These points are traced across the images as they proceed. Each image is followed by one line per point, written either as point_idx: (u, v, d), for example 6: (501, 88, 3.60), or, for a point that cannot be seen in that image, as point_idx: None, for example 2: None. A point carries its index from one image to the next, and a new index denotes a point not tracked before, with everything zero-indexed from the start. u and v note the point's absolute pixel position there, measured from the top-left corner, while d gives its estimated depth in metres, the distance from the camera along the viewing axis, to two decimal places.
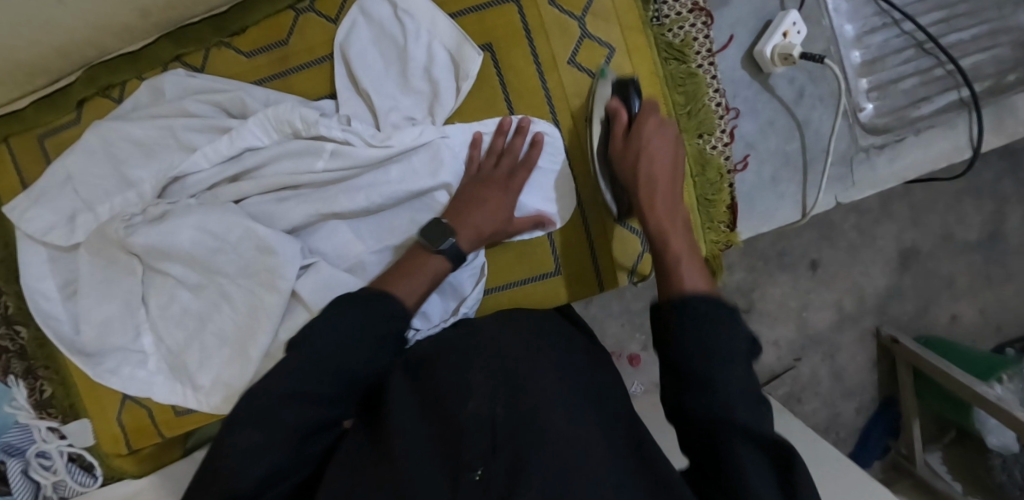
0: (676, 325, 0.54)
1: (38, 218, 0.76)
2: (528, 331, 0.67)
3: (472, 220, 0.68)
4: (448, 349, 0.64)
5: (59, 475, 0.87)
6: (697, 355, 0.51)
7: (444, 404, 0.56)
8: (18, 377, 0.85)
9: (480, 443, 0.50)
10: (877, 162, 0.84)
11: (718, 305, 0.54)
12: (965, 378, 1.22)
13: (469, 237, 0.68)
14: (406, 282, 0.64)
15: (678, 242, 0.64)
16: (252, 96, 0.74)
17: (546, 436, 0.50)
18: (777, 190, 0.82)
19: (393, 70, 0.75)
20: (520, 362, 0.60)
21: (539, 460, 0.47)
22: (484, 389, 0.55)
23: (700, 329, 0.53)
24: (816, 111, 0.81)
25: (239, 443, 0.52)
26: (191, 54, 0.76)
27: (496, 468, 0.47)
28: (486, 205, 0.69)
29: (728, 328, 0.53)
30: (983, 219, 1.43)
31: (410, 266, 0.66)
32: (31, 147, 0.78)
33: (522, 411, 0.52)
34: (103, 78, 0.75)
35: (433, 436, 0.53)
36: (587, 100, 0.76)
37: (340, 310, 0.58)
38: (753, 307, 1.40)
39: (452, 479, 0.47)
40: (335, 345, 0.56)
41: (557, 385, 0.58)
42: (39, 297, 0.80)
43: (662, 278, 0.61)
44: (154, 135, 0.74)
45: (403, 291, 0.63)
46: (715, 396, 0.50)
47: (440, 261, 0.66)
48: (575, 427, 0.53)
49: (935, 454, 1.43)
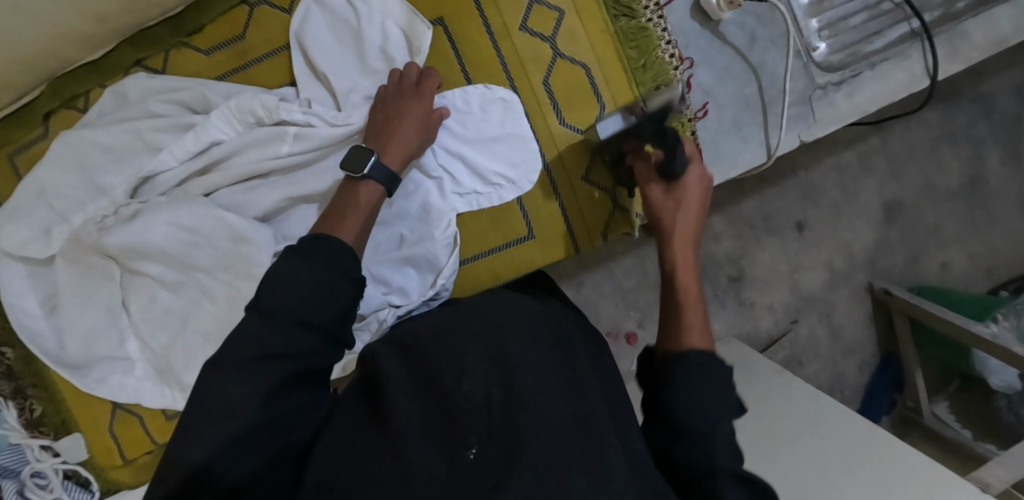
0: (679, 378, 0.52)
1: (14, 234, 0.76)
2: (525, 309, 0.66)
3: (397, 139, 0.67)
4: (441, 327, 0.64)
5: (55, 494, 0.85)
6: (691, 420, 0.49)
7: (441, 380, 0.55)
8: (7, 398, 0.85)
9: (477, 420, 0.50)
10: (836, 98, 0.84)
11: (714, 370, 0.52)
12: (960, 320, 1.21)
13: (396, 154, 0.66)
14: (347, 218, 0.61)
15: (694, 317, 0.56)
16: (212, 90, 0.75)
17: (539, 411, 0.50)
18: (740, 134, 0.83)
19: (349, 51, 0.75)
20: (516, 337, 0.58)
21: (533, 431, 0.48)
22: (480, 371, 0.55)
23: (701, 393, 0.50)
24: (769, 54, 0.82)
25: (218, 395, 0.51)
26: (152, 57, 0.77)
27: (494, 446, 0.48)
28: (409, 119, 0.68)
29: (728, 395, 0.51)
30: (964, 164, 1.43)
31: (345, 201, 0.63)
32: (3, 167, 0.79)
33: (517, 388, 0.52)
34: (67, 90, 0.77)
35: (429, 411, 0.53)
36: (544, 64, 0.77)
37: (299, 261, 0.55)
38: (744, 274, 1.41)
39: (450, 458, 0.48)
40: (305, 300, 0.54)
41: (550, 358, 0.57)
42: (21, 314, 0.80)
43: (662, 330, 0.58)
44: (119, 137, 0.74)
45: (345, 227, 0.60)
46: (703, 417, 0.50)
47: (371, 186, 0.64)
48: (569, 400, 0.53)
49: (942, 405, 1.42)
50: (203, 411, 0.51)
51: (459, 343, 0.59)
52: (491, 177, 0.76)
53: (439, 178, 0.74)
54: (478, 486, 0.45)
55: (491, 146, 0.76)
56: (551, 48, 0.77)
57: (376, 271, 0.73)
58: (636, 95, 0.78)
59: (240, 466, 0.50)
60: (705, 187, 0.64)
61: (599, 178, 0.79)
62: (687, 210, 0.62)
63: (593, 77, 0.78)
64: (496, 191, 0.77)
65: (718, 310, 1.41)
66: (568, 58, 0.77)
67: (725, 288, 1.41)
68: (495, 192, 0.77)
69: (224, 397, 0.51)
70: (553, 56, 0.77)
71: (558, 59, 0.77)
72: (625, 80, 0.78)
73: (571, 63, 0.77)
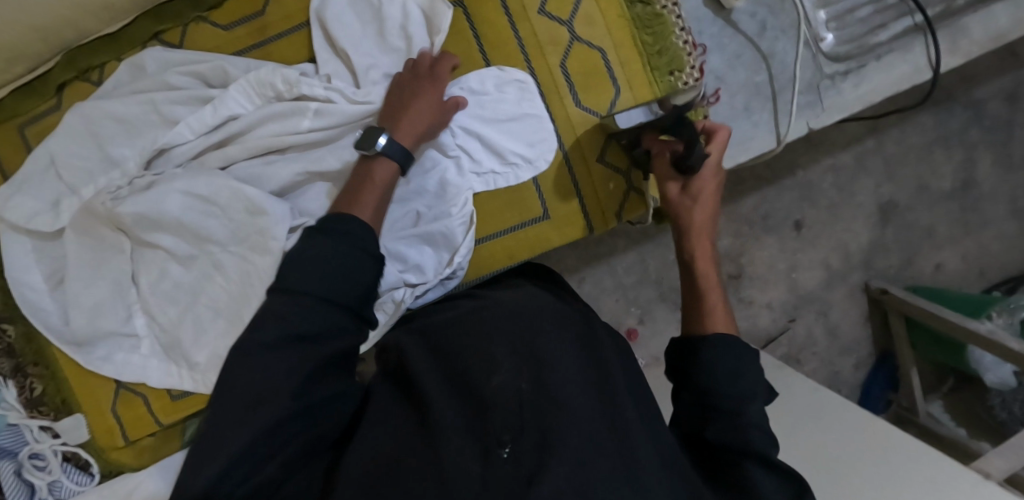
0: (705, 359, 0.58)
1: (22, 206, 0.75)
2: (551, 307, 0.65)
3: (409, 118, 0.67)
4: (466, 324, 0.63)
5: (53, 476, 0.83)
6: (725, 395, 0.55)
7: (470, 377, 0.55)
8: (7, 376, 0.83)
9: (508, 416, 0.49)
10: (843, 88, 0.86)
11: (734, 349, 0.58)
12: (953, 317, 1.23)
13: (408, 133, 0.66)
14: (364, 197, 0.62)
15: (717, 299, 0.62)
16: (232, 64, 0.75)
17: (570, 410, 0.49)
18: (750, 119, 0.84)
19: (370, 30, 0.76)
20: (543, 335, 0.58)
21: (563, 430, 0.47)
22: (509, 364, 0.54)
23: (730, 360, 0.57)
24: (779, 43, 0.84)
25: (245, 379, 0.50)
26: (170, 30, 0.77)
27: (526, 443, 0.46)
28: (421, 98, 0.68)
29: (755, 369, 0.57)
30: (956, 167, 1.46)
31: (361, 179, 0.64)
32: (11, 138, 0.78)
33: (547, 385, 0.51)
34: (83, 62, 0.76)
35: (460, 410, 0.52)
36: (561, 46, 0.78)
37: (319, 241, 0.55)
38: (744, 272, 1.43)
39: (484, 453, 0.47)
40: (325, 278, 0.53)
41: (575, 357, 0.57)
42: (26, 289, 0.79)
43: (690, 311, 0.63)
44: (135, 107, 0.73)
45: (362, 205, 0.61)
46: (733, 394, 0.56)
47: (386, 163, 0.64)
48: (599, 403, 0.52)
49: (936, 404, 1.44)
50: (228, 399, 0.50)
51: (487, 339, 0.58)
52: (508, 157, 0.76)
53: (456, 156, 0.74)
54: (511, 481, 0.43)
55: (509, 128, 0.76)
56: (569, 32, 0.78)
57: (394, 248, 0.73)
58: (651, 79, 0.80)
59: (273, 461, 0.50)
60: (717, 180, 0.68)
61: (613, 159, 0.80)
62: (702, 201, 0.67)
63: (609, 60, 0.79)
64: (513, 171, 0.77)
65: None
66: (585, 42, 0.78)
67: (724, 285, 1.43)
68: (512, 172, 0.77)
69: (251, 384, 0.50)
70: (571, 39, 0.78)
71: (575, 43, 0.78)
72: (640, 65, 0.79)
73: (587, 46, 0.78)
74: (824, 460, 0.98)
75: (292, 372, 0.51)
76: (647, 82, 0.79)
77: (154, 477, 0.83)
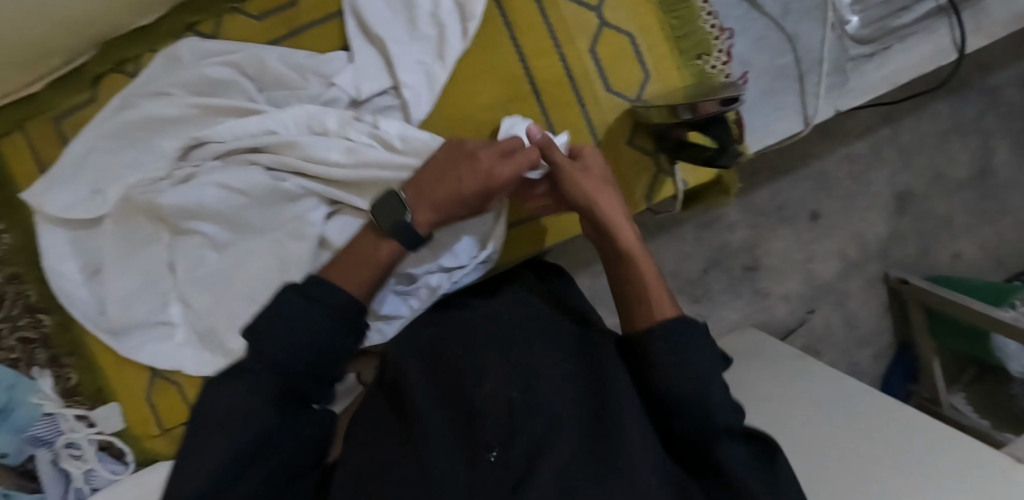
0: (658, 352, 0.60)
1: (61, 195, 0.77)
2: (536, 312, 0.72)
3: (436, 200, 0.65)
4: (453, 333, 0.69)
5: (90, 464, 0.83)
6: (690, 388, 0.57)
7: (462, 385, 0.62)
8: (43, 366, 0.84)
9: (496, 428, 0.56)
10: (868, 70, 0.87)
11: (687, 325, 0.61)
12: (978, 305, 1.22)
13: (427, 218, 0.66)
14: (358, 267, 0.64)
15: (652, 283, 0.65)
16: (267, 54, 0.75)
17: (551, 419, 0.57)
18: (775, 102, 0.85)
19: (401, 17, 0.76)
20: (529, 349, 0.64)
21: (546, 445, 0.54)
22: (498, 373, 0.61)
23: (684, 347, 0.59)
24: (803, 25, 0.84)
25: (214, 424, 0.53)
26: (203, 22, 0.79)
27: (513, 452, 0.54)
28: (462, 183, 0.65)
29: (705, 348, 0.60)
30: (972, 156, 1.46)
31: (363, 253, 0.65)
32: (49, 132, 0.80)
33: (531, 397, 0.58)
34: (117, 54, 0.77)
35: (452, 418, 0.60)
36: (590, 32, 0.79)
37: (289, 297, 0.59)
38: (760, 264, 1.44)
39: (473, 460, 0.55)
40: (282, 336, 0.57)
41: (557, 364, 0.63)
42: (62, 279, 0.79)
43: (624, 309, 0.66)
44: (175, 104, 0.75)
45: (353, 281, 0.63)
46: (694, 376, 0.58)
47: (392, 245, 0.66)
48: (575, 408, 0.60)
49: (958, 395, 1.44)
50: (195, 446, 0.53)
51: (477, 349, 0.65)
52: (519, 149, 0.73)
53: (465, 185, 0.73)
54: (498, 486, 0.52)
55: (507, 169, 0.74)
56: (597, 17, 0.79)
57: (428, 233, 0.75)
58: (677, 63, 0.81)
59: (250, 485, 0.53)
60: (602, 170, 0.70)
61: (643, 142, 0.81)
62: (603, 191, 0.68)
63: (637, 44, 0.80)
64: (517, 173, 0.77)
65: (734, 299, 1.44)
66: (613, 27, 0.79)
67: (741, 278, 1.44)
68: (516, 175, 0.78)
69: (222, 421, 0.53)
70: (599, 25, 0.79)
71: (603, 28, 0.79)
72: (667, 48, 0.80)
73: (616, 31, 0.79)
74: (849, 446, 0.97)
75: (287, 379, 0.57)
76: (673, 66, 0.81)
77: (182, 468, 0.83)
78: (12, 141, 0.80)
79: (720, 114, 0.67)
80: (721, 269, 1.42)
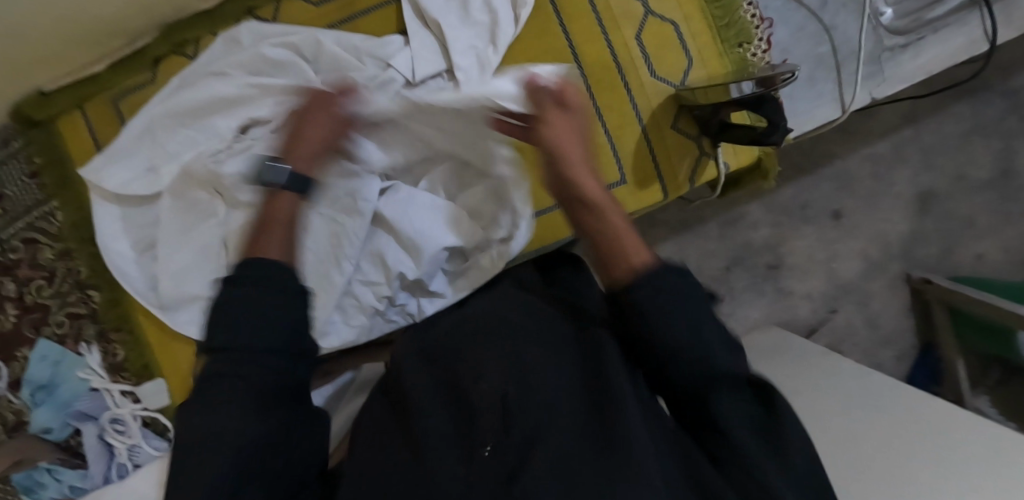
0: (649, 309, 0.52)
1: (116, 176, 0.79)
2: (537, 311, 0.70)
3: (305, 148, 0.67)
4: (461, 336, 0.69)
5: (134, 440, 0.85)
6: (686, 352, 0.51)
7: (463, 385, 0.61)
8: (92, 342, 0.87)
9: (492, 422, 0.54)
10: (902, 59, 0.90)
11: (674, 271, 0.54)
12: (1001, 303, 1.23)
13: (302, 157, 0.66)
14: (271, 233, 0.61)
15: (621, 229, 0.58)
16: (326, 36, 0.78)
17: (550, 412, 0.54)
18: (815, 89, 0.88)
19: (454, 4, 0.79)
20: (528, 350, 0.63)
21: (543, 437, 0.51)
22: (497, 372, 0.60)
23: (668, 304, 0.52)
24: (840, 16, 0.86)
25: (199, 426, 0.50)
26: (263, 7, 0.81)
27: (508, 442, 0.52)
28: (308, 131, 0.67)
29: (703, 305, 0.53)
30: (995, 157, 1.47)
31: (269, 216, 0.63)
32: (106, 111, 0.82)
33: (528, 391, 0.57)
34: (178, 35, 0.80)
35: (453, 418, 0.58)
36: (636, 19, 0.81)
37: (240, 291, 0.54)
38: (783, 263, 1.47)
39: (468, 456, 0.53)
40: (249, 326, 0.52)
41: (557, 360, 0.62)
42: (115, 255, 0.81)
43: (603, 260, 0.58)
44: (230, 83, 0.77)
45: (270, 244, 0.59)
46: (695, 334, 0.51)
47: (289, 197, 0.64)
48: (582, 400, 0.57)
49: (981, 397, 1.44)
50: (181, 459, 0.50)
51: (476, 351, 0.65)
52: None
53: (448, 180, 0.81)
54: (494, 477, 0.49)
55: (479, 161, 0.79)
56: (643, 6, 0.82)
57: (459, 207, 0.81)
58: (721, 51, 0.83)
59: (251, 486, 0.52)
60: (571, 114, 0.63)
61: (686, 125, 0.83)
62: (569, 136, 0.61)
63: (681, 32, 0.82)
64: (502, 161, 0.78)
65: (757, 297, 1.47)
66: (659, 15, 0.82)
67: (764, 276, 1.47)
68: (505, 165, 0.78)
69: (207, 429, 0.50)
70: (644, 13, 0.81)
71: (649, 16, 0.82)
72: (711, 36, 0.83)
73: (660, 19, 0.82)
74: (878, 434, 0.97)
75: (258, 396, 0.52)
76: (717, 53, 0.83)
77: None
78: (70, 120, 0.82)
79: (770, 92, 0.69)
80: (745, 267, 1.45)
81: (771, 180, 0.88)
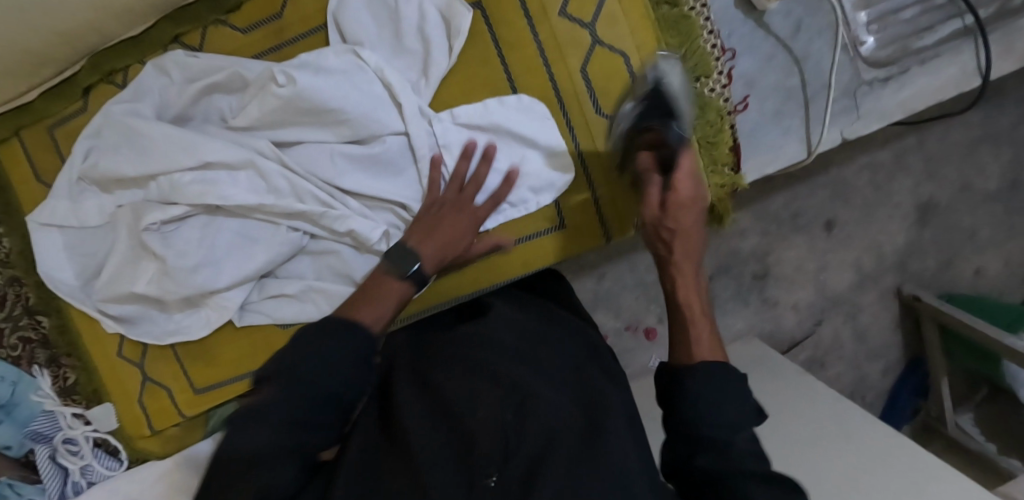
0: (693, 390, 0.56)
1: (54, 210, 0.80)
2: (528, 334, 0.72)
3: (438, 238, 0.70)
4: (462, 351, 0.69)
5: (85, 461, 0.87)
6: (712, 429, 0.54)
7: (456, 409, 0.60)
8: (43, 365, 0.88)
9: (493, 450, 0.53)
10: (882, 94, 0.91)
11: (724, 373, 0.58)
12: (991, 331, 1.18)
13: (437, 245, 0.70)
14: (368, 302, 0.62)
15: (700, 329, 0.62)
16: (249, 69, 0.76)
17: (552, 437, 0.54)
18: (780, 126, 0.91)
19: (386, 33, 0.80)
20: (525, 373, 0.63)
21: (552, 465, 0.51)
22: (493, 397, 0.59)
23: (716, 390, 0.56)
24: (814, 44, 0.88)
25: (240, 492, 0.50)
26: (189, 33, 0.80)
27: (511, 472, 0.52)
28: (456, 216, 0.73)
29: (738, 391, 0.57)
30: (1003, 168, 1.40)
31: (372, 291, 0.64)
32: (44, 141, 0.82)
33: (527, 413, 0.56)
34: (106, 65, 0.79)
35: (450, 441, 0.57)
36: (583, 48, 0.82)
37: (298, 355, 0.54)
38: (769, 272, 1.38)
39: (470, 482, 0.52)
40: (292, 394, 0.53)
41: (550, 384, 0.61)
42: (56, 282, 0.82)
43: (676, 340, 0.63)
44: (177, 90, 0.78)
45: (369, 314, 0.61)
46: (725, 421, 0.55)
47: (400, 286, 0.65)
48: (578, 420, 0.57)
49: (966, 415, 1.40)
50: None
51: (472, 375, 0.63)
52: (521, 200, 0.83)
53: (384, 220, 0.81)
54: None
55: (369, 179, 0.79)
56: (590, 34, 0.82)
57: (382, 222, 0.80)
58: None
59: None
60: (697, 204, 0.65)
61: None
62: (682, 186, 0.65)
63: (633, 63, 0.83)
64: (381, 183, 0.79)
65: (741, 306, 1.38)
66: (608, 44, 0.82)
67: (749, 285, 1.38)
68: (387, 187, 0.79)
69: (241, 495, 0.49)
70: (592, 42, 0.82)
71: (596, 45, 0.82)
72: None
73: (610, 49, 0.82)
74: (850, 470, 0.91)
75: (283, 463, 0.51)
76: None
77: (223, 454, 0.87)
78: (9, 147, 0.82)
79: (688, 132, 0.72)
80: (730, 276, 1.36)
81: (726, 224, 0.88)
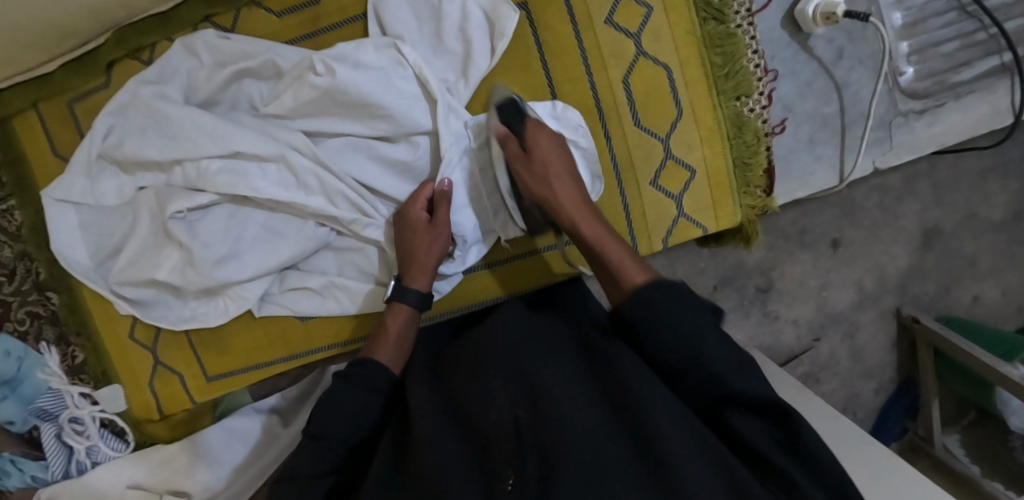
0: (646, 322, 0.59)
1: (71, 186, 0.78)
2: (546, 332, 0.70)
3: (420, 268, 0.75)
4: (473, 357, 0.68)
5: (92, 441, 0.86)
6: (687, 360, 0.57)
7: (470, 413, 0.59)
8: (51, 343, 0.86)
9: (509, 449, 0.52)
10: (915, 126, 0.99)
11: (664, 287, 0.60)
12: (987, 358, 1.20)
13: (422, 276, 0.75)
14: (382, 342, 0.71)
15: (620, 254, 0.65)
16: (283, 57, 0.75)
17: (569, 427, 0.52)
18: (814, 152, 0.96)
19: (427, 29, 0.78)
20: (536, 367, 0.61)
21: (569, 458, 0.49)
22: (505, 396, 0.58)
23: (669, 313, 0.58)
24: (854, 73, 0.94)
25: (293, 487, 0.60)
26: (221, 14, 0.78)
27: (526, 472, 0.50)
28: (419, 244, 0.75)
29: (701, 318, 0.58)
30: (1009, 198, 1.43)
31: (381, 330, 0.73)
32: (63, 113, 0.80)
33: (542, 408, 0.55)
34: (133, 41, 0.76)
35: (465, 447, 0.56)
36: (626, 60, 0.82)
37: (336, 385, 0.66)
38: (773, 286, 1.39)
39: (487, 487, 0.51)
40: (332, 416, 0.63)
41: (565, 377, 0.60)
42: (71, 259, 0.80)
43: (606, 282, 0.66)
44: (206, 71, 0.75)
45: (383, 349, 0.70)
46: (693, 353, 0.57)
47: (403, 308, 0.74)
48: (601, 414, 0.55)
49: (953, 436, 1.43)
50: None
51: (481, 377, 0.63)
52: None
53: None
54: None
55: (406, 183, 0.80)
56: (634, 45, 0.82)
57: None
58: (717, 102, 0.86)
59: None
60: (560, 151, 0.72)
61: (666, 184, 0.87)
62: (558, 181, 0.70)
63: (674, 77, 0.84)
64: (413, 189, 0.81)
65: (742, 318, 1.40)
66: (652, 56, 0.83)
67: (752, 297, 1.39)
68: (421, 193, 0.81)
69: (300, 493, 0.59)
70: (635, 54, 0.82)
71: (640, 56, 0.83)
72: (706, 86, 0.85)
73: (654, 61, 0.83)
74: None
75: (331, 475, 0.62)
76: (712, 104, 0.86)
77: (231, 445, 0.89)
78: (26, 117, 0.80)
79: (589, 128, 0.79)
80: (734, 288, 1.37)
81: (752, 245, 0.93)
